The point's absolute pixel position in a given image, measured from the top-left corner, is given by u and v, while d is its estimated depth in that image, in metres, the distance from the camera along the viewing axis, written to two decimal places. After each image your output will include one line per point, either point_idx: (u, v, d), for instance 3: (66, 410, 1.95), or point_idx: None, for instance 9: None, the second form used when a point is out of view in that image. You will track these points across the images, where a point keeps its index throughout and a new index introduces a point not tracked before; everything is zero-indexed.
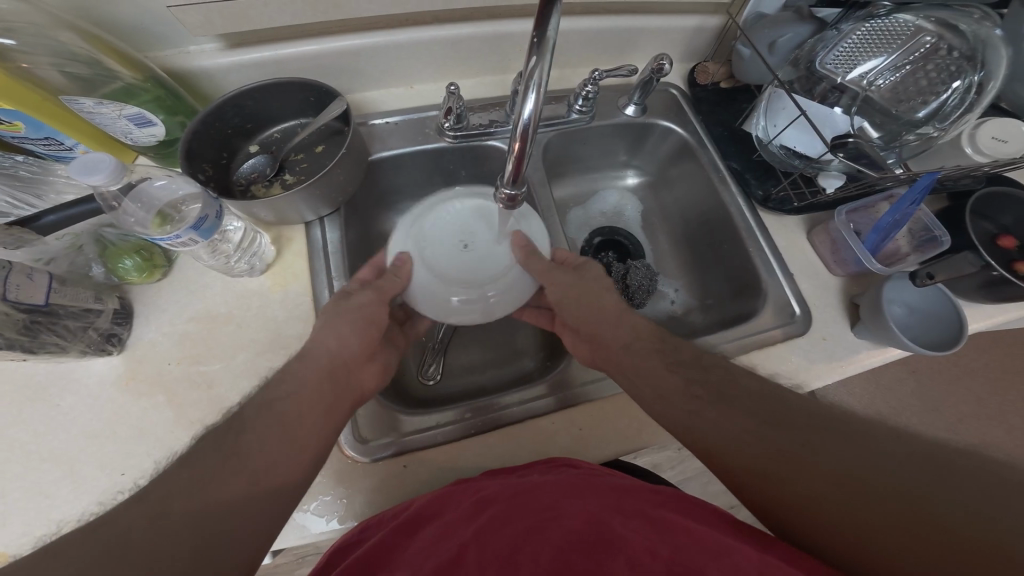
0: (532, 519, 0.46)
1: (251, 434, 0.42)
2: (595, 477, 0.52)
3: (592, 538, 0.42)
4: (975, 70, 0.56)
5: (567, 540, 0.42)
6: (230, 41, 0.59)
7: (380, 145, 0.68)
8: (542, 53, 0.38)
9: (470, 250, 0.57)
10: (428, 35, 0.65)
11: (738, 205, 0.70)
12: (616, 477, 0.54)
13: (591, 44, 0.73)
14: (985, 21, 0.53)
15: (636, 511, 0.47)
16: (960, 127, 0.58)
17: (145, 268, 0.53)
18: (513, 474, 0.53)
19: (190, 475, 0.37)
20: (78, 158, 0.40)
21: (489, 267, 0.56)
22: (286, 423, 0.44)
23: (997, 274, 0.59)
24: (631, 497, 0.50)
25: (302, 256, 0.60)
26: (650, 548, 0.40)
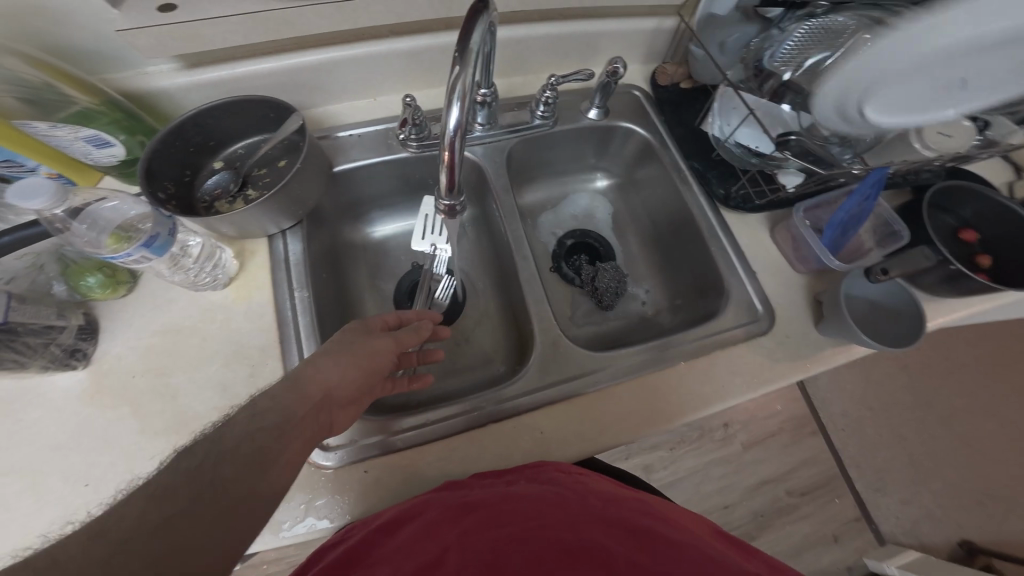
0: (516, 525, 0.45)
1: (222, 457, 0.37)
2: (581, 487, 0.52)
3: (571, 546, 0.43)
4: None
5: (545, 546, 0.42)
6: (187, 61, 0.61)
7: (343, 157, 0.69)
8: (466, 64, 0.40)
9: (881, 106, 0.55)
10: (386, 48, 0.67)
11: (700, 205, 0.70)
12: (600, 486, 0.54)
13: (550, 50, 0.74)
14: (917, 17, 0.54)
15: (618, 520, 0.47)
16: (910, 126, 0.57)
17: (108, 285, 0.55)
18: (500, 481, 0.52)
19: (147, 499, 0.33)
20: (13, 185, 0.44)
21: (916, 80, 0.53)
22: (257, 433, 0.40)
23: (955, 268, 0.59)
24: (614, 507, 0.50)
25: (266, 269, 0.62)
26: (628, 557, 0.41)
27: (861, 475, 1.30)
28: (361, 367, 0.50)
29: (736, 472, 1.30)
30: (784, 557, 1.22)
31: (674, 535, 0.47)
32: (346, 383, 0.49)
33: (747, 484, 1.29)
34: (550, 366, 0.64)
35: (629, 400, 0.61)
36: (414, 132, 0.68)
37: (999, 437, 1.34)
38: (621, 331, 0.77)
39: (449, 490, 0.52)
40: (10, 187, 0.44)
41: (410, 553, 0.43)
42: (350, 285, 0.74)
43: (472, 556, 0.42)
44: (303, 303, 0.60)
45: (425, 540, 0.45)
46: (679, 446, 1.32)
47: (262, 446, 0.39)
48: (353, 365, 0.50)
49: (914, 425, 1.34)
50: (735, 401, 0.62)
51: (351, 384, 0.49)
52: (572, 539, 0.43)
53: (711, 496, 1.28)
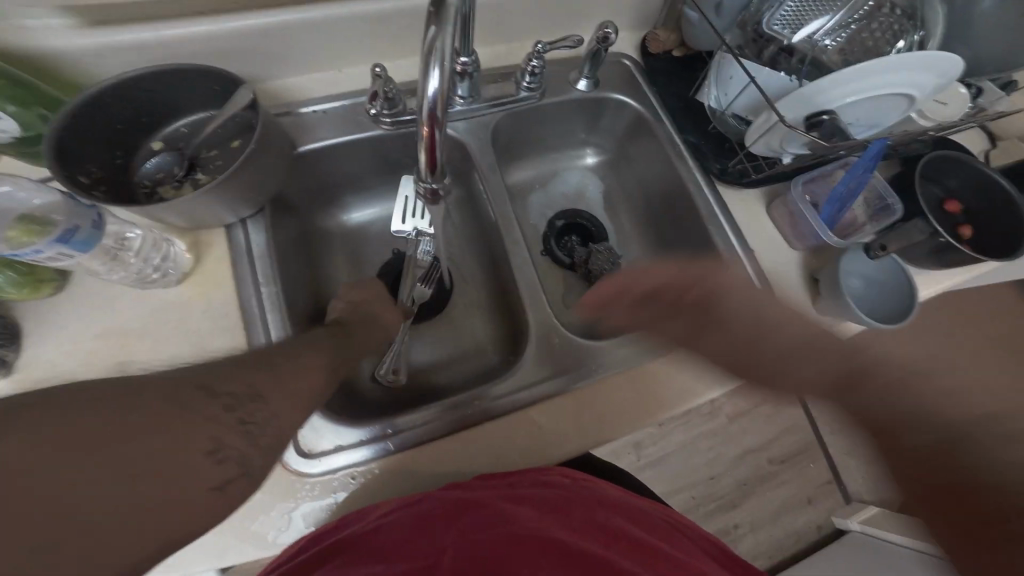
0: (516, 526, 0.44)
1: (255, 383, 0.37)
2: (581, 492, 0.51)
3: (574, 551, 0.42)
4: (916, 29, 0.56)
5: (547, 548, 0.42)
6: (89, 17, 0.51)
7: (310, 135, 0.62)
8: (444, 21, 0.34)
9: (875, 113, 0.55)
10: (353, 9, 0.59)
11: (695, 180, 0.67)
12: (598, 489, 0.53)
13: (536, 14, 0.68)
14: None
15: (617, 529, 0.47)
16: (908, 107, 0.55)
17: (26, 283, 0.47)
18: (501, 480, 0.48)
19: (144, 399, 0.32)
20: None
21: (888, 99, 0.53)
22: (290, 377, 0.40)
23: (948, 241, 0.58)
24: (614, 513, 0.50)
25: (226, 262, 0.55)
26: (629, 569, 0.41)
27: (837, 441, 1.35)
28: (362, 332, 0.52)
29: (721, 445, 1.33)
30: (766, 523, 1.27)
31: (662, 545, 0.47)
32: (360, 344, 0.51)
33: (732, 457, 1.32)
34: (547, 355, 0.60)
35: (628, 387, 0.59)
36: (387, 106, 0.62)
37: None
38: None
39: (453, 486, 0.48)
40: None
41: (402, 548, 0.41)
42: (323, 277, 0.68)
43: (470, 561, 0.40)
44: (270, 299, 0.53)
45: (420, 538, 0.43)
46: (668, 423, 1.33)
47: (290, 387, 0.39)
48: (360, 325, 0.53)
49: None
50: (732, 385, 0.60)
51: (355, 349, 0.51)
52: (572, 543, 0.43)
53: (698, 468, 1.30)
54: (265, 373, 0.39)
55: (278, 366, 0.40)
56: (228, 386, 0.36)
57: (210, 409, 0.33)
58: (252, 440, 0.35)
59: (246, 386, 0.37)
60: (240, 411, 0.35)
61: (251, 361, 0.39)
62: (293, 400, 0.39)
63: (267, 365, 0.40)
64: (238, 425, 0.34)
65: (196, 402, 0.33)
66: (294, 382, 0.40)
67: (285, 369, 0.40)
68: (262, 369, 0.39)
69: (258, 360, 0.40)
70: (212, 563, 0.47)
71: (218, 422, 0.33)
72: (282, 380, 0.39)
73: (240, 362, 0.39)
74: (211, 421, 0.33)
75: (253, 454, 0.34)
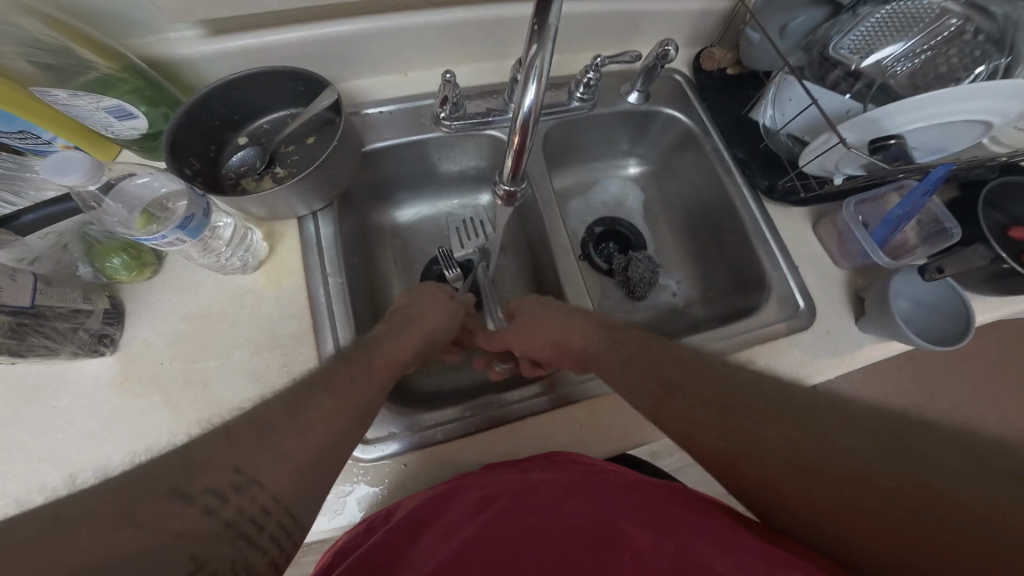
0: (535, 517, 0.44)
1: (251, 459, 0.33)
2: (599, 477, 0.50)
3: (597, 535, 0.41)
4: (1003, 54, 0.53)
5: (568, 538, 0.41)
6: (211, 28, 0.56)
7: (374, 135, 0.66)
8: (543, 41, 0.36)
9: (940, 134, 0.54)
10: (422, 19, 0.62)
11: (743, 196, 0.68)
12: (620, 475, 0.52)
13: (592, 28, 0.70)
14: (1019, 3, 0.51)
15: (640, 507, 0.45)
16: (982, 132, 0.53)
17: (134, 267, 0.52)
18: (512, 469, 0.52)
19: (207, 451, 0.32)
20: (47, 158, 0.40)
21: (962, 123, 0.52)
22: (296, 449, 0.35)
23: (1007, 266, 0.57)
24: (639, 492, 0.48)
25: (296, 251, 0.59)
26: (655, 544, 0.39)
27: None
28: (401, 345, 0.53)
29: None
30: None
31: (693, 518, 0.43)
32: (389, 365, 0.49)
33: None
34: None
35: None
36: (451, 111, 0.65)
37: (994, 427, 1.37)
38: (651, 321, 0.76)
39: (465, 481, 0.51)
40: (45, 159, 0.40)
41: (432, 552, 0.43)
42: (375, 270, 0.71)
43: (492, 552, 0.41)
44: (336, 289, 0.57)
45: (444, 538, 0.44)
46: None
47: (306, 454, 0.36)
48: (406, 330, 0.54)
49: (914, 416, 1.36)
50: None
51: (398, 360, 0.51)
52: (589, 520, 0.43)
53: (715, 482, 1.30)
54: (273, 440, 0.35)
55: (284, 429, 0.36)
56: (224, 475, 0.31)
57: (189, 517, 0.28)
58: (259, 531, 0.31)
59: (242, 468, 0.32)
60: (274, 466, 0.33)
61: (252, 428, 0.35)
62: (312, 464, 0.36)
63: (274, 433, 0.35)
64: (233, 523, 0.30)
65: (178, 510, 0.28)
66: (307, 444, 0.36)
67: (289, 432, 0.36)
68: (270, 435, 0.35)
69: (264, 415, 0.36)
70: None
71: (202, 529, 0.29)
72: (287, 446, 0.35)
73: (234, 435, 0.34)
74: (201, 529, 0.28)
75: (256, 550, 0.31)
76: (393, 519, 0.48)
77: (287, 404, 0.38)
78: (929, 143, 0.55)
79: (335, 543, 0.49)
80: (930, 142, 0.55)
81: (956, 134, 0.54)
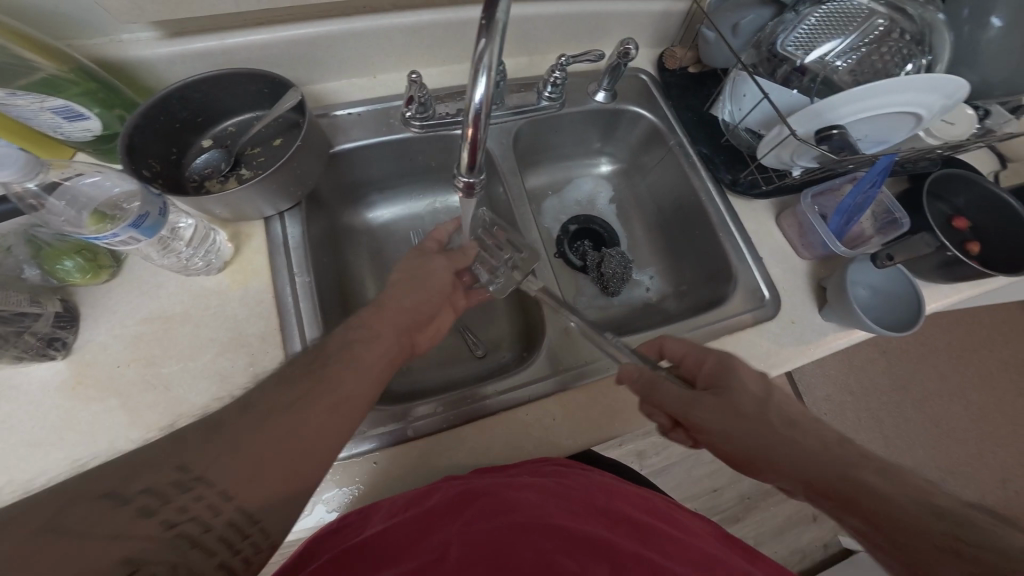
0: (522, 515, 0.44)
1: (196, 460, 0.33)
2: (584, 477, 0.52)
3: (578, 537, 0.43)
4: (924, 54, 0.58)
5: (553, 541, 0.42)
6: (169, 29, 0.56)
7: (343, 136, 0.65)
8: (492, 35, 0.37)
9: (878, 128, 0.57)
10: (388, 21, 0.63)
11: (708, 190, 0.70)
12: (604, 478, 0.54)
13: (559, 31, 0.72)
14: (929, 5, 0.57)
15: (621, 513, 0.48)
16: (913, 126, 0.57)
17: (90, 269, 0.51)
18: (499, 472, 0.50)
19: (167, 445, 0.33)
20: None
21: (894, 117, 0.55)
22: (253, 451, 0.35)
23: (953, 255, 0.60)
24: (616, 499, 0.50)
25: (263, 252, 0.58)
26: (634, 549, 0.42)
27: None
28: (386, 341, 0.49)
29: None
30: (767, 535, 1.29)
31: (663, 525, 0.47)
32: (378, 370, 0.46)
33: (735, 468, 1.33)
34: (558, 351, 0.63)
35: None
36: (419, 111, 0.65)
37: (962, 417, 1.41)
38: (625, 316, 0.76)
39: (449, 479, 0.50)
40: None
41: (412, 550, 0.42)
42: (348, 272, 0.70)
43: (478, 551, 0.41)
44: (304, 289, 0.57)
45: (426, 538, 0.43)
46: None
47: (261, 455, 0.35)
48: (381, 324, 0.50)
49: (890, 409, 1.39)
50: None
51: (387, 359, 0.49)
52: (575, 528, 0.44)
53: (701, 479, 1.32)
54: (223, 436, 0.35)
55: (239, 427, 0.36)
56: (165, 474, 0.32)
57: (120, 520, 0.29)
58: (204, 533, 0.32)
59: (184, 467, 0.32)
60: (222, 473, 0.33)
61: (205, 428, 0.35)
62: (271, 464, 0.35)
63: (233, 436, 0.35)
64: (174, 525, 0.31)
65: (110, 512, 0.29)
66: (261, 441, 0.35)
67: (242, 427, 0.36)
68: (222, 433, 0.35)
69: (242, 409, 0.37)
70: None
71: (137, 532, 0.29)
72: (241, 444, 0.35)
73: (186, 433, 0.35)
74: (135, 528, 0.29)
75: (200, 551, 0.31)
76: (366, 520, 0.46)
77: (246, 403, 0.38)
78: (871, 137, 0.58)
79: (303, 543, 0.48)
80: (871, 136, 0.58)
81: (891, 128, 0.58)
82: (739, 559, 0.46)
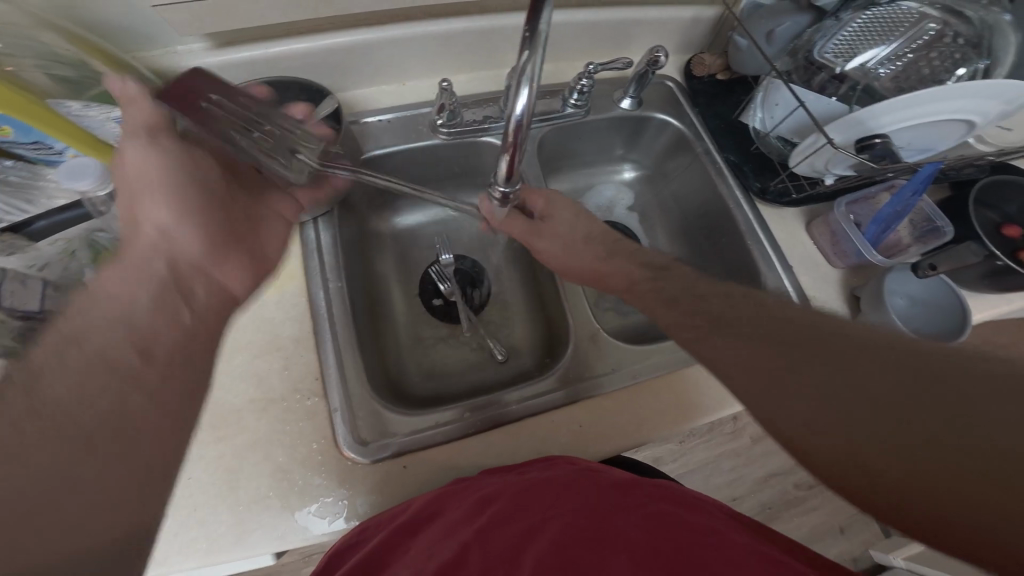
0: (533, 517, 0.45)
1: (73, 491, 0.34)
2: (597, 474, 0.51)
3: (593, 535, 0.42)
4: (981, 57, 0.56)
5: (565, 538, 0.42)
6: (216, 41, 0.58)
7: (374, 143, 0.67)
8: (535, 47, 0.37)
9: (923, 134, 0.55)
10: (420, 30, 0.64)
11: (736, 198, 0.69)
12: (617, 473, 0.53)
13: (587, 38, 0.72)
14: (992, 7, 0.54)
15: (637, 507, 0.47)
16: (966, 131, 0.55)
17: None
18: (510, 472, 0.51)
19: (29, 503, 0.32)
20: (65, 165, 0.45)
21: (943, 122, 0.53)
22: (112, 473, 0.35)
23: (1002, 263, 0.57)
24: (631, 492, 0.49)
25: (298, 257, 0.61)
26: (651, 545, 0.41)
27: None
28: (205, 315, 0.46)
29: (744, 465, 1.32)
30: None
31: (681, 515, 0.46)
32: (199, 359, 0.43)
33: (756, 477, 1.31)
34: (584, 358, 0.63)
35: (666, 394, 0.60)
36: (448, 118, 0.67)
37: None
38: (650, 324, 0.76)
39: (463, 484, 0.50)
40: (63, 165, 0.46)
41: (430, 554, 0.43)
42: (373, 277, 0.72)
43: (496, 554, 0.42)
44: (336, 294, 0.59)
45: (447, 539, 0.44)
46: (690, 440, 1.32)
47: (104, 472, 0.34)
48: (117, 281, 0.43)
49: None
50: None
51: (176, 333, 0.42)
52: (589, 526, 0.43)
53: (721, 488, 1.29)
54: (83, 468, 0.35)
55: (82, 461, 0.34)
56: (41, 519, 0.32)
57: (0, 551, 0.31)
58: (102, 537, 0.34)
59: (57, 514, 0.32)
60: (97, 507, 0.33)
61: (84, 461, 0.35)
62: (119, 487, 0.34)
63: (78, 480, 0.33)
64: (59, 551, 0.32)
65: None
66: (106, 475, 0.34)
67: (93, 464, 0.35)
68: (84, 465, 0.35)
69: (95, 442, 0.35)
70: (268, 542, 0.49)
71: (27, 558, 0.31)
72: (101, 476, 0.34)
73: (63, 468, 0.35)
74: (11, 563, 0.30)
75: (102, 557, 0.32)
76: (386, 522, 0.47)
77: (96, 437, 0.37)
78: (915, 144, 0.57)
79: (333, 544, 0.48)
80: (916, 142, 0.57)
81: (939, 134, 0.56)
82: (779, 550, 0.44)
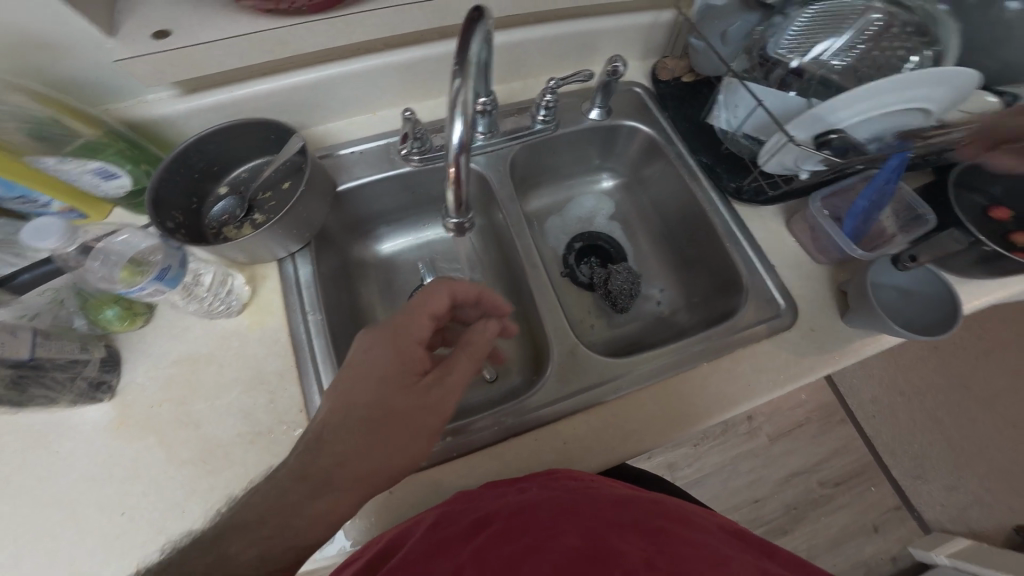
0: (531, 536, 0.41)
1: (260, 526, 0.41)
2: (595, 490, 0.49)
3: (592, 553, 0.39)
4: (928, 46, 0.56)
5: (566, 559, 0.38)
6: (186, 88, 0.62)
7: (346, 175, 0.69)
8: (466, 77, 0.40)
9: (887, 124, 0.55)
10: (381, 61, 0.66)
11: (710, 200, 0.69)
12: (616, 488, 0.52)
13: (547, 54, 0.73)
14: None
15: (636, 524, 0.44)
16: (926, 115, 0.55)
17: (126, 317, 0.56)
18: (511, 490, 0.49)
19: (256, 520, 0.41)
20: (29, 223, 0.46)
21: (901, 112, 0.53)
22: (200, 536, 0.41)
23: (990, 249, 0.55)
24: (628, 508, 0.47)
25: (277, 292, 0.62)
26: (648, 561, 0.38)
27: (899, 464, 1.28)
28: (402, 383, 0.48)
29: (763, 467, 1.28)
30: (822, 548, 1.20)
31: (679, 531, 0.44)
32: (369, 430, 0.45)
33: (777, 477, 1.26)
34: (567, 374, 0.62)
35: (652, 405, 0.59)
36: (416, 146, 0.68)
37: None
38: (638, 333, 0.75)
39: (462, 503, 0.49)
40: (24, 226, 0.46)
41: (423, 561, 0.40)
42: (359, 306, 0.72)
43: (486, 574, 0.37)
44: (316, 326, 0.60)
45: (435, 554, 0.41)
46: (703, 444, 1.30)
47: (240, 518, 0.42)
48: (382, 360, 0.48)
49: (950, 408, 1.34)
50: (761, 399, 0.60)
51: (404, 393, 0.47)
52: (587, 543, 0.40)
53: (741, 491, 1.25)
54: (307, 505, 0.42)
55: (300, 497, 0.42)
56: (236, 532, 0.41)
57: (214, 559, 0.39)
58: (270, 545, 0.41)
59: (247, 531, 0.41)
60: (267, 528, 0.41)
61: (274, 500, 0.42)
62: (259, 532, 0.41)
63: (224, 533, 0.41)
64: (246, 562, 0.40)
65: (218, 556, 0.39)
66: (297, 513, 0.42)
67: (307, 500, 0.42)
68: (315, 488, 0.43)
69: (312, 460, 0.44)
70: None
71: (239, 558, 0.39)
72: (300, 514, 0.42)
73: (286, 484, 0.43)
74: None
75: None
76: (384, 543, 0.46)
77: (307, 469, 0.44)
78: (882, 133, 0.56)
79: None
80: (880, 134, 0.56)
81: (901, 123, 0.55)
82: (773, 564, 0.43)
